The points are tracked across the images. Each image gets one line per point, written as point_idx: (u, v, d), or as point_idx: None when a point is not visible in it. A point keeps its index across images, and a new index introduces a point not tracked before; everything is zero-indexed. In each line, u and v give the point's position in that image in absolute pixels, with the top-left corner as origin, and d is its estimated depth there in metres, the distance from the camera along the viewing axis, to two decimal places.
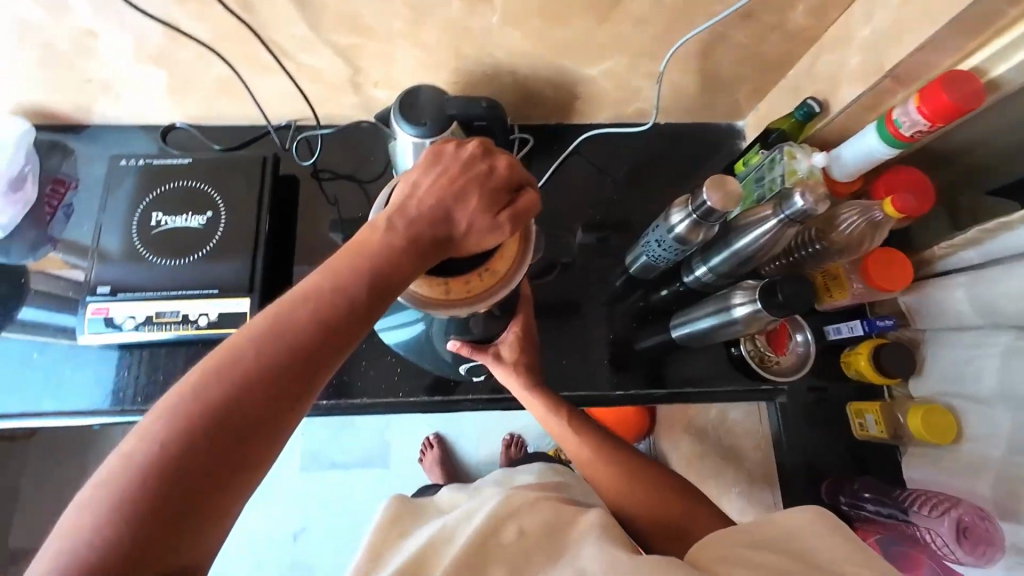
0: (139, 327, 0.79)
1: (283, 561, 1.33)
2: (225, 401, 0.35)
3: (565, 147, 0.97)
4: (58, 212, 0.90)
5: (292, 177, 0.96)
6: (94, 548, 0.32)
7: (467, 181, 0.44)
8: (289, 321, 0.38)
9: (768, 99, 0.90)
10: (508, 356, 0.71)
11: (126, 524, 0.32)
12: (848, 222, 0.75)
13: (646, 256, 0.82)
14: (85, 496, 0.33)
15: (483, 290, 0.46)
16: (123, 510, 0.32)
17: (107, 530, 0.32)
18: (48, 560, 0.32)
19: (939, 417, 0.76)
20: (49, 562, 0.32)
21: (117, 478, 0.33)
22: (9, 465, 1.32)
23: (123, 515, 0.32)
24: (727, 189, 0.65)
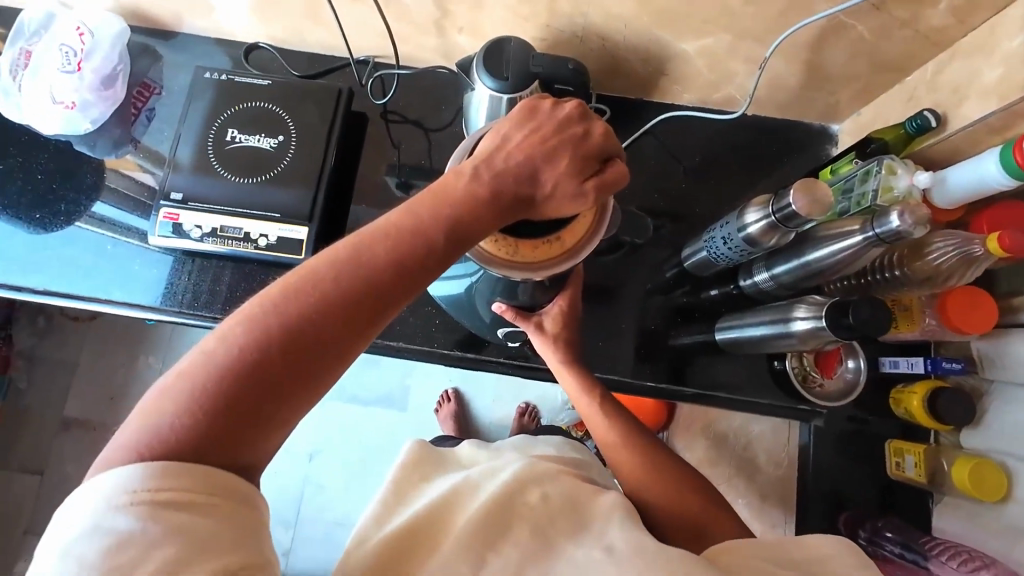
0: (204, 238, 0.83)
1: (297, 477, 1.42)
2: (300, 319, 0.37)
3: (640, 125, 0.93)
4: (141, 115, 0.93)
5: (360, 114, 0.95)
6: (170, 431, 0.34)
7: (558, 143, 0.42)
8: (368, 254, 0.39)
9: (874, 104, 0.82)
10: (550, 328, 0.70)
11: (200, 415, 0.34)
12: (940, 252, 0.69)
13: (707, 251, 0.79)
14: (166, 383, 0.35)
15: (550, 258, 0.46)
16: (199, 402, 0.35)
17: (183, 418, 0.34)
18: (129, 434, 0.34)
19: (987, 472, 0.72)
20: (130, 436, 0.34)
21: (197, 372, 0.35)
22: (72, 342, 1.45)
23: (199, 407, 0.34)
24: (816, 194, 0.61)
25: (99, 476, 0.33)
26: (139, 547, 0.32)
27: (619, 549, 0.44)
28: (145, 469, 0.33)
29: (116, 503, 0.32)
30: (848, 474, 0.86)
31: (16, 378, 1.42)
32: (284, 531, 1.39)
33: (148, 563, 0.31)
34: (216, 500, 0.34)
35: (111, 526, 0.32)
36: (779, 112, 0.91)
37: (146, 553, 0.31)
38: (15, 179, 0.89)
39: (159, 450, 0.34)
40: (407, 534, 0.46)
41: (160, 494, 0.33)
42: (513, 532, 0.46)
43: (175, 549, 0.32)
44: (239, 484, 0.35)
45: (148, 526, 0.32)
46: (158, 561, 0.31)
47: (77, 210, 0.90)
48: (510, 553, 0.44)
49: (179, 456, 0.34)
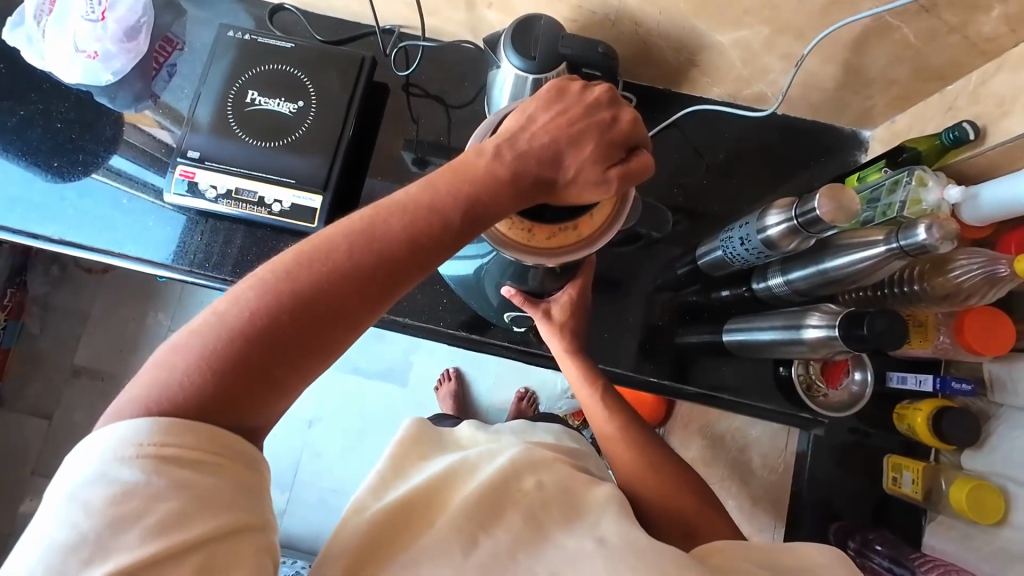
0: (219, 199, 0.83)
1: (295, 442, 1.45)
2: (312, 287, 0.37)
3: (665, 117, 0.90)
4: (162, 70, 0.93)
5: (381, 85, 0.94)
6: (178, 389, 0.34)
7: (584, 127, 0.41)
8: (383, 227, 0.38)
9: (910, 111, 0.79)
10: (557, 316, 0.70)
11: (208, 375, 0.35)
12: (964, 270, 0.67)
13: (723, 250, 0.77)
14: (175, 341, 0.36)
15: (565, 246, 0.45)
16: (207, 362, 0.35)
17: (191, 376, 0.34)
18: (138, 388, 0.35)
19: (986, 495, 0.71)
20: (138, 390, 0.35)
21: (207, 332, 0.35)
22: (84, 293, 1.47)
23: (207, 367, 0.35)
24: (842, 201, 0.60)
25: (106, 427, 0.34)
26: (142, 499, 0.32)
27: (610, 542, 0.44)
28: (152, 424, 0.33)
29: (121, 455, 0.33)
30: (842, 487, 0.86)
31: (29, 323, 1.45)
32: (280, 493, 1.43)
33: (150, 515, 0.32)
34: (220, 460, 0.34)
35: (115, 476, 0.33)
36: (810, 113, 0.89)
37: (149, 506, 0.32)
38: (36, 126, 0.90)
39: (166, 406, 0.34)
40: (403, 508, 0.47)
41: (165, 450, 0.33)
42: (506, 515, 0.46)
43: (177, 504, 0.32)
44: (242, 446, 0.36)
45: (152, 480, 0.33)
46: (160, 514, 0.32)
47: (95, 162, 0.90)
48: (502, 536, 0.45)
49: (185, 414, 0.34)
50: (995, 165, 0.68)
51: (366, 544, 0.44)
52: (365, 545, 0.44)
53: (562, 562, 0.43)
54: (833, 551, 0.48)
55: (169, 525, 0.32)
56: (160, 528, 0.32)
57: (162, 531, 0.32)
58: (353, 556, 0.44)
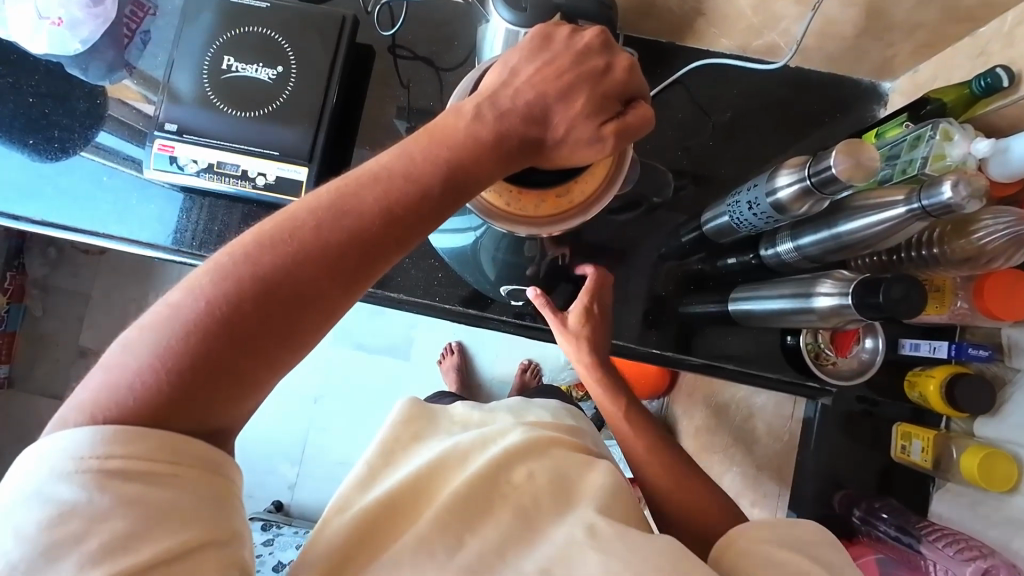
0: (201, 174, 0.79)
1: (302, 417, 1.46)
2: (277, 270, 0.34)
3: (669, 73, 0.85)
4: (135, 37, 0.87)
5: (367, 47, 0.88)
6: (129, 391, 0.32)
7: (574, 79, 0.37)
8: (355, 200, 0.35)
9: (936, 58, 0.73)
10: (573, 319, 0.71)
11: (163, 373, 0.32)
12: (988, 231, 0.62)
13: (730, 216, 0.73)
14: (127, 338, 0.33)
15: (555, 214, 0.42)
16: (162, 359, 0.32)
17: (143, 376, 0.32)
18: (88, 393, 0.33)
19: (998, 462, 0.68)
20: (86, 395, 0.33)
21: (160, 326, 0.33)
22: (83, 273, 1.46)
23: (161, 364, 0.32)
24: (861, 158, 0.55)
25: (46, 439, 0.32)
26: (84, 519, 0.31)
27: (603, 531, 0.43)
28: (96, 435, 0.31)
29: (64, 471, 0.31)
30: (851, 458, 0.84)
31: (32, 306, 1.45)
32: (289, 467, 1.46)
33: (94, 537, 0.31)
34: (177, 470, 0.33)
35: (54, 495, 0.31)
36: (824, 64, 0.82)
37: (93, 526, 0.31)
38: (7, 102, 0.85)
39: (116, 411, 0.32)
40: (389, 501, 0.45)
41: (110, 463, 0.31)
42: (494, 512, 0.46)
43: (125, 523, 0.31)
44: (206, 450, 0.34)
45: (96, 498, 0.31)
46: (106, 535, 0.31)
47: (72, 138, 0.87)
48: (489, 534, 0.44)
49: (136, 420, 0.32)
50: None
51: (350, 541, 0.43)
52: (350, 543, 0.43)
53: (553, 556, 0.42)
54: (822, 531, 0.48)
55: (116, 547, 0.31)
56: (105, 551, 0.31)
57: (106, 555, 0.30)
58: (336, 558, 0.42)
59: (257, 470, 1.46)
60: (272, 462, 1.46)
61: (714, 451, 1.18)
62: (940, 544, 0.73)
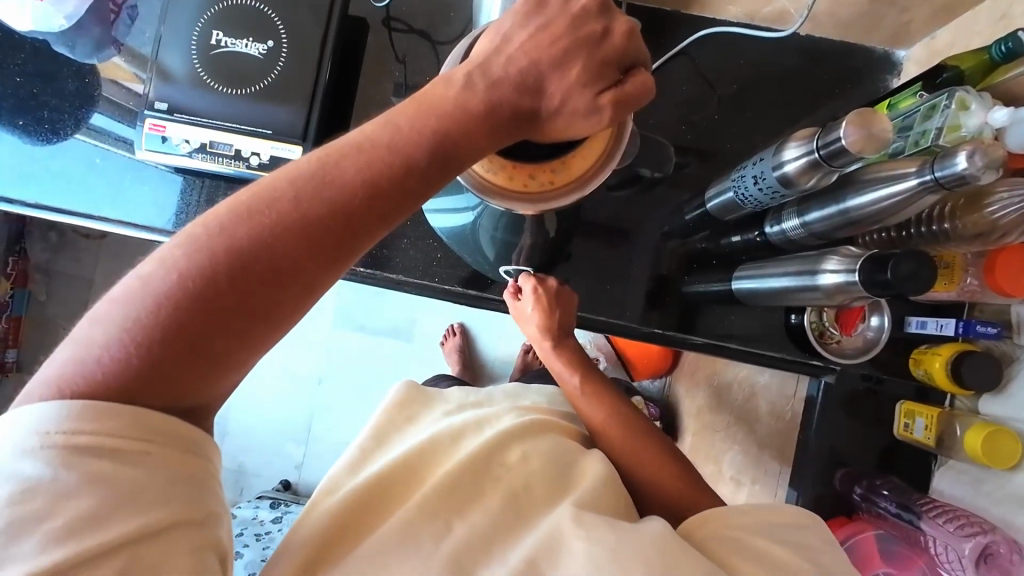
0: (194, 154, 0.78)
1: (307, 398, 1.48)
2: (253, 243, 0.33)
3: (674, 44, 0.82)
4: (122, 12, 0.84)
5: (360, 20, 0.85)
6: (100, 366, 0.32)
7: (570, 45, 0.35)
8: (335, 171, 0.34)
9: (955, 23, 0.70)
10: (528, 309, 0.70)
11: (135, 348, 0.32)
12: (1002, 205, 0.60)
13: (735, 192, 0.71)
14: (97, 312, 0.33)
15: (548, 189, 0.40)
16: (134, 333, 0.32)
17: (115, 351, 0.32)
18: (57, 368, 0.32)
19: (1005, 440, 0.67)
20: (55, 370, 0.32)
21: (132, 299, 0.32)
22: (85, 257, 1.46)
23: (133, 339, 0.32)
24: (874, 128, 0.52)
25: (12, 413, 0.32)
26: (49, 496, 0.31)
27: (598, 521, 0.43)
28: (63, 410, 0.31)
29: (27, 447, 0.31)
30: (852, 435, 0.84)
31: (36, 291, 1.45)
32: (296, 447, 1.48)
33: (60, 514, 0.31)
34: (148, 447, 0.33)
35: (17, 471, 0.31)
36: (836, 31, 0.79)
37: (58, 503, 0.31)
38: None
39: (86, 386, 0.32)
40: (379, 482, 0.46)
41: (77, 440, 0.31)
42: (483, 496, 0.45)
43: (90, 501, 0.31)
44: (179, 428, 0.34)
45: (61, 475, 0.31)
46: (71, 512, 0.31)
47: (62, 119, 0.85)
48: (478, 518, 0.44)
49: (108, 396, 0.32)
50: None
51: (338, 522, 0.43)
52: (338, 525, 0.43)
53: (546, 538, 0.42)
54: (785, 507, 0.48)
55: (81, 526, 0.31)
56: (71, 528, 0.31)
57: (73, 533, 0.31)
58: (318, 540, 0.43)
59: (265, 450, 1.48)
60: (279, 442, 1.48)
61: (716, 430, 1.18)
62: (942, 521, 0.72)
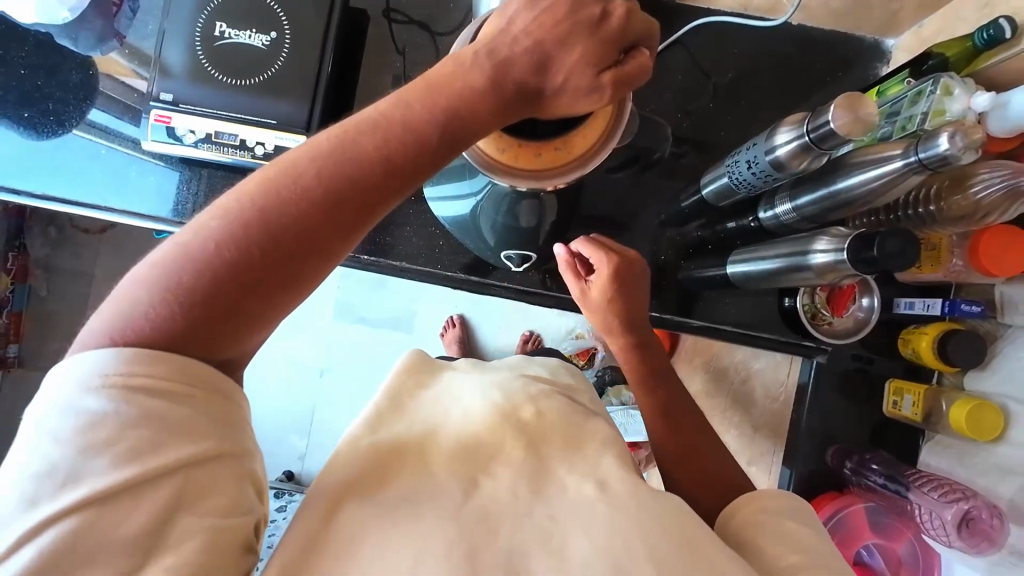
0: (200, 145, 0.79)
1: (309, 390, 1.50)
2: (279, 213, 0.35)
3: (670, 33, 0.83)
4: (123, 6, 0.85)
5: (361, 11, 0.87)
6: (144, 322, 0.34)
7: (572, 28, 0.37)
8: (354, 145, 0.36)
9: (942, 11, 0.72)
10: (597, 292, 0.64)
11: (173, 310, 0.34)
12: (984, 185, 0.62)
13: (729, 177, 0.73)
14: (139, 273, 0.35)
15: (551, 166, 0.42)
16: (172, 297, 0.34)
17: (157, 311, 0.34)
18: (103, 321, 0.34)
19: (987, 413, 0.71)
20: (102, 324, 0.34)
21: (170, 263, 0.34)
22: (86, 253, 1.47)
23: (172, 300, 0.34)
24: (860, 111, 0.55)
25: (73, 358, 0.34)
26: (111, 427, 0.32)
27: (611, 486, 0.44)
28: (119, 355, 0.33)
29: (89, 384, 0.33)
30: (845, 413, 0.86)
31: (37, 286, 1.46)
32: (299, 438, 1.50)
33: (121, 442, 0.32)
34: (193, 392, 0.35)
35: (82, 406, 0.32)
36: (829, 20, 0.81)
37: (119, 434, 0.32)
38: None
39: (132, 341, 0.34)
40: (392, 448, 0.45)
41: (134, 380, 0.33)
42: (506, 450, 0.47)
43: (148, 432, 0.33)
44: (214, 377, 0.36)
45: (122, 408, 0.33)
46: (131, 441, 0.32)
47: (67, 111, 0.86)
48: (503, 473, 0.45)
49: (153, 348, 0.34)
50: None
51: None
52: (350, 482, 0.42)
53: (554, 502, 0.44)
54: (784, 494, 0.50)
55: (141, 451, 0.32)
56: (133, 453, 0.32)
57: (134, 456, 0.32)
58: (335, 498, 0.42)
59: (267, 441, 1.50)
60: (282, 433, 1.50)
61: None
62: (927, 489, 0.76)
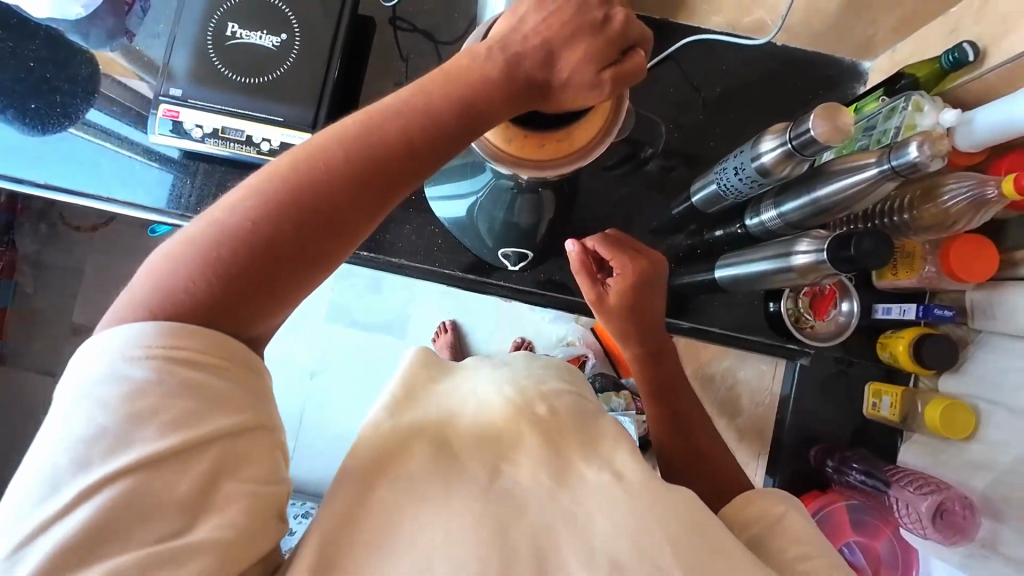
0: (206, 139, 0.81)
1: (299, 392, 1.49)
2: (310, 193, 0.37)
3: (663, 49, 0.88)
4: (135, 5, 0.87)
5: (367, 19, 0.90)
6: (179, 296, 0.36)
7: (575, 30, 0.40)
8: (379, 129, 0.38)
9: (913, 36, 0.77)
10: (613, 293, 0.65)
11: (208, 283, 0.36)
12: (953, 194, 0.66)
13: (718, 184, 0.77)
14: (172, 250, 0.37)
15: (553, 158, 0.45)
16: (207, 271, 0.36)
17: (192, 284, 0.36)
18: (138, 295, 0.36)
19: (960, 412, 0.74)
20: (136, 299, 0.36)
21: (205, 240, 0.36)
22: (76, 249, 1.45)
23: (207, 274, 0.36)
24: (838, 121, 0.59)
25: (111, 331, 0.35)
26: (154, 397, 0.33)
27: (608, 463, 0.46)
28: (157, 328, 0.35)
29: (130, 355, 0.34)
30: (827, 416, 0.89)
31: (24, 282, 1.44)
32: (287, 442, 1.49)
33: (165, 411, 0.33)
34: (224, 363, 0.36)
35: (125, 375, 0.34)
36: (810, 42, 0.86)
37: (163, 403, 0.33)
38: (7, 65, 0.85)
39: (166, 314, 0.35)
40: (413, 433, 0.45)
41: (175, 352, 0.34)
42: (524, 443, 0.46)
43: (189, 403, 0.34)
44: (242, 353, 0.37)
45: (164, 378, 0.34)
46: (175, 411, 0.34)
47: (74, 104, 0.88)
48: (525, 465, 0.45)
49: (186, 321, 0.35)
50: (991, 90, 0.67)
51: None
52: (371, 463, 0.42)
53: None
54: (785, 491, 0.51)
55: (185, 420, 0.34)
56: (176, 422, 0.33)
57: (179, 425, 0.33)
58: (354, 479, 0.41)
59: None
60: None
61: None
62: (904, 483, 0.79)
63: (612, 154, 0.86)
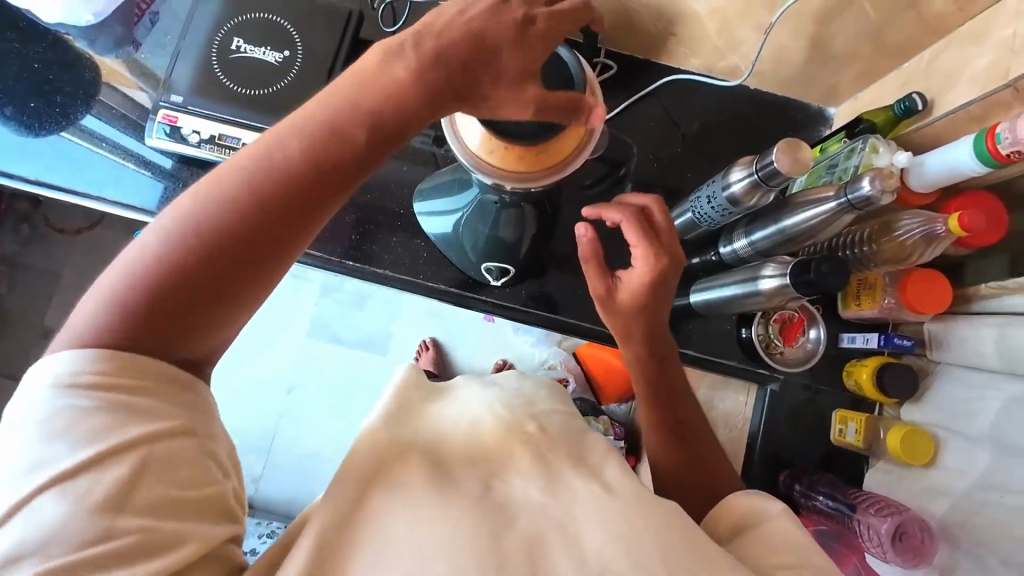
0: (202, 145, 0.83)
1: (275, 407, 1.47)
2: (270, 182, 0.39)
3: (645, 86, 0.94)
4: (144, 17, 0.91)
5: (368, 42, 0.95)
6: (135, 287, 0.37)
7: None
8: (333, 113, 0.40)
9: (871, 87, 0.84)
10: (624, 287, 0.63)
11: (166, 272, 0.37)
12: (906, 229, 0.72)
13: (693, 212, 0.81)
14: (128, 250, 0.38)
15: (530, 169, 0.49)
16: (166, 260, 0.37)
17: (147, 275, 0.37)
18: (94, 295, 0.37)
19: (918, 438, 0.77)
20: (93, 299, 0.37)
21: (165, 234, 0.37)
22: (57, 251, 1.44)
23: (164, 264, 0.37)
24: (799, 155, 0.64)
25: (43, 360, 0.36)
26: (70, 416, 0.34)
27: (578, 467, 0.48)
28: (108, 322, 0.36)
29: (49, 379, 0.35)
30: (796, 443, 0.92)
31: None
32: (257, 458, 1.45)
33: (80, 426, 0.34)
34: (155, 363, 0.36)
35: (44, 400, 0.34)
36: (780, 88, 0.93)
37: (78, 419, 0.34)
38: (11, 64, 0.87)
39: (118, 307, 0.36)
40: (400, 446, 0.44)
41: (96, 368, 0.35)
42: (516, 464, 0.46)
43: (105, 416, 0.34)
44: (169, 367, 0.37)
45: (81, 397, 0.34)
46: (92, 424, 0.34)
47: (73, 104, 0.89)
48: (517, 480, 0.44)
49: (140, 310, 0.36)
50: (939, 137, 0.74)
51: None
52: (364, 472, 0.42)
53: None
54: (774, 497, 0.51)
55: (101, 431, 0.34)
56: (94, 434, 0.34)
57: (96, 437, 0.34)
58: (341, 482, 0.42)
59: None
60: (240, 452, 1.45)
61: None
62: (867, 507, 0.81)
63: (588, 174, 0.91)
